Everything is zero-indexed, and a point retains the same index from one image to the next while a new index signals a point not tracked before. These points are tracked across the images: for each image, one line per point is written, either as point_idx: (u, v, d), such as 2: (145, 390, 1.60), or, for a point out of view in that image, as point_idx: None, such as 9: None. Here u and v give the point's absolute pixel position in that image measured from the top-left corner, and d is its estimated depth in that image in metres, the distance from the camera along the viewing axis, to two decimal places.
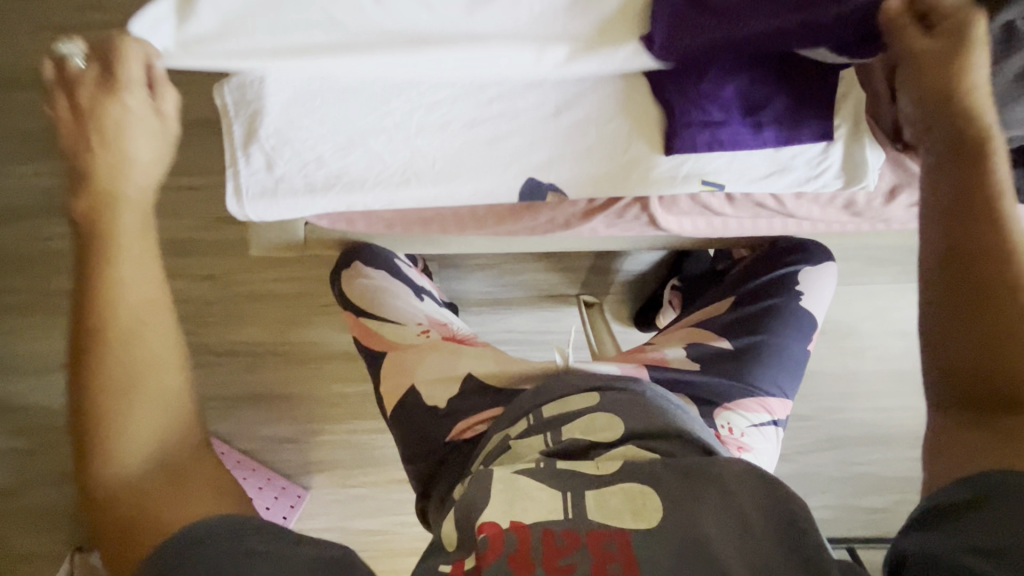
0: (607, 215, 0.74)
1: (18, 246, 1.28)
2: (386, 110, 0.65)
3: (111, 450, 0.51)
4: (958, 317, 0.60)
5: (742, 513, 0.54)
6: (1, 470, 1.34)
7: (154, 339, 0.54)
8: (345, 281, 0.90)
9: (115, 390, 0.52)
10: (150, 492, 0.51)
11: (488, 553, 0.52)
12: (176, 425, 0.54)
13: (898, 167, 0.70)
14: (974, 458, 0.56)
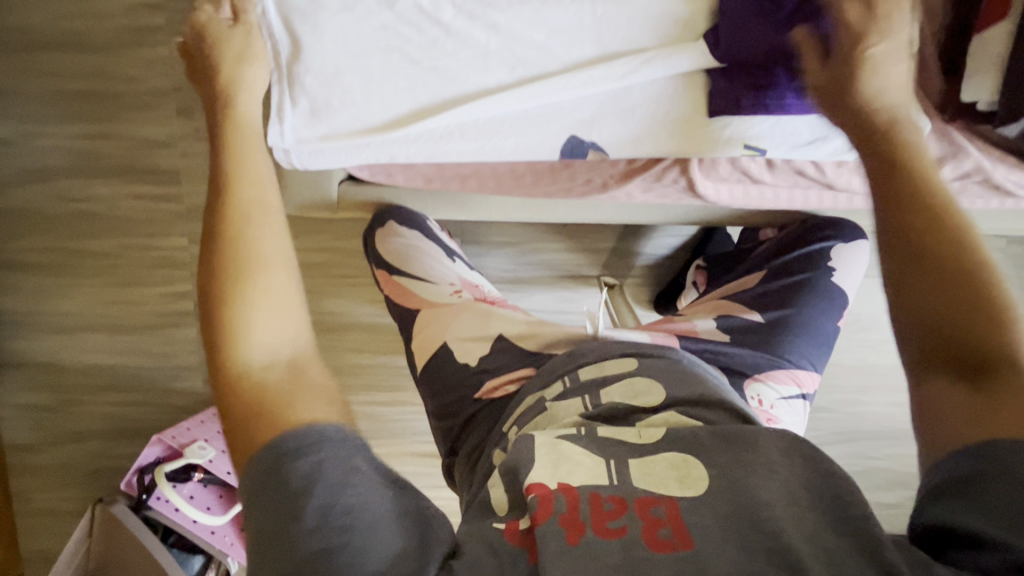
0: (645, 178, 0.74)
1: (35, 204, 1.26)
2: (433, 65, 0.67)
3: (241, 346, 0.50)
4: (923, 290, 0.53)
5: (789, 483, 0.53)
6: (23, 426, 1.36)
7: (269, 224, 0.54)
8: (378, 240, 0.91)
9: (236, 279, 0.51)
10: (270, 380, 0.50)
11: (538, 513, 0.52)
12: (292, 317, 0.53)
13: (944, 138, 0.69)
14: (963, 426, 0.48)
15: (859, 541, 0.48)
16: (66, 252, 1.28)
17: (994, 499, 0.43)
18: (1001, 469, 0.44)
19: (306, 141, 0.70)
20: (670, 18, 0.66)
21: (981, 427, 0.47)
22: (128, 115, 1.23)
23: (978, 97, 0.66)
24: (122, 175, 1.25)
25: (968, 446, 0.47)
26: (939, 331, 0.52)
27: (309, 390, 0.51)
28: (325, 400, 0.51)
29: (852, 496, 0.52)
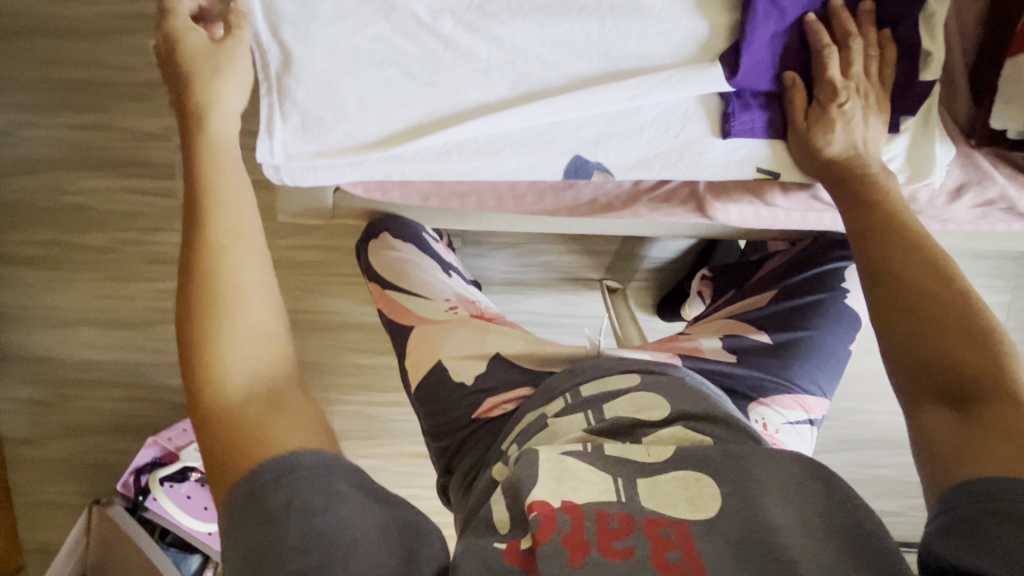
0: (651, 200, 0.73)
1: (25, 198, 1.23)
2: (432, 80, 0.63)
3: (209, 371, 0.49)
4: (916, 323, 0.54)
5: (803, 509, 0.50)
6: (20, 420, 1.35)
7: (247, 257, 0.53)
8: (372, 252, 0.89)
9: (203, 302, 0.50)
10: (242, 407, 0.48)
11: (541, 532, 0.49)
12: (264, 348, 0.51)
13: (967, 163, 0.66)
14: (962, 456, 0.47)
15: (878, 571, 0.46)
16: (60, 247, 1.25)
17: (991, 538, 0.41)
18: (1002, 510, 0.42)
19: (298, 155, 0.66)
20: (686, 35, 0.62)
21: (974, 457, 0.46)
22: (120, 106, 1.19)
23: (1006, 126, 0.61)
24: (115, 168, 1.22)
25: (963, 480, 0.46)
26: (925, 367, 0.53)
27: (285, 414, 0.50)
28: (301, 425, 0.50)
29: (871, 526, 0.49)
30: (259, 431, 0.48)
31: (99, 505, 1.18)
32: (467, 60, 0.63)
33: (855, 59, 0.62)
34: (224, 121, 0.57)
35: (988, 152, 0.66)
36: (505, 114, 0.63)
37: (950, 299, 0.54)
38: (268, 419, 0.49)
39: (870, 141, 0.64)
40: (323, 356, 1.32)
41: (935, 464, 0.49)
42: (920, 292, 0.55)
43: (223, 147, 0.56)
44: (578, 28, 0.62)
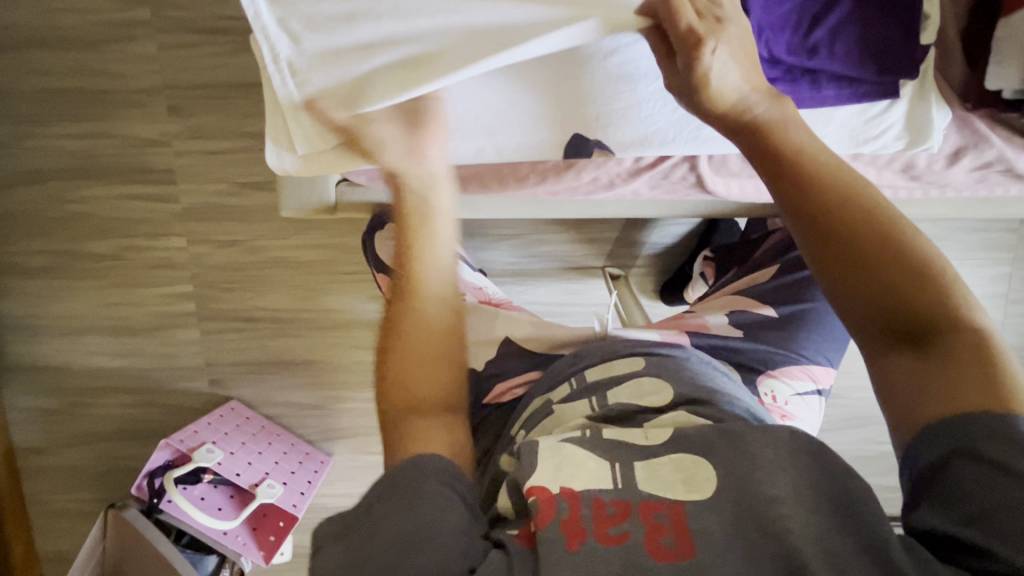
0: (652, 175, 0.74)
1: (29, 208, 1.24)
2: None
3: (405, 388, 0.55)
4: (842, 265, 0.49)
5: (799, 481, 0.50)
6: (31, 430, 1.36)
7: (444, 296, 0.59)
8: (378, 243, 0.90)
9: (413, 332, 0.57)
10: (418, 420, 0.53)
11: (540, 517, 0.48)
12: (439, 369, 0.56)
13: (964, 126, 0.66)
14: (925, 393, 0.45)
15: (863, 539, 0.46)
16: (63, 256, 1.26)
17: (960, 490, 0.43)
18: (963, 451, 0.42)
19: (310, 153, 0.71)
20: None
21: (939, 395, 0.45)
22: (119, 114, 1.20)
23: (1004, 86, 0.61)
24: (116, 175, 1.23)
25: (925, 425, 0.45)
26: (872, 311, 0.48)
27: (439, 433, 0.54)
28: (446, 445, 0.53)
29: (860, 494, 0.48)
30: (419, 436, 0.53)
31: (114, 510, 1.19)
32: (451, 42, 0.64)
33: (684, 10, 0.55)
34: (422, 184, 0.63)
35: (983, 115, 0.65)
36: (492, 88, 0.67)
37: (881, 232, 0.49)
38: (436, 431, 0.53)
39: (716, 77, 0.55)
40: (331, 354, 1.33)
41: (897, 402, 0.47)
42: (854, 246, 0.49)
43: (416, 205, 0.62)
44: None
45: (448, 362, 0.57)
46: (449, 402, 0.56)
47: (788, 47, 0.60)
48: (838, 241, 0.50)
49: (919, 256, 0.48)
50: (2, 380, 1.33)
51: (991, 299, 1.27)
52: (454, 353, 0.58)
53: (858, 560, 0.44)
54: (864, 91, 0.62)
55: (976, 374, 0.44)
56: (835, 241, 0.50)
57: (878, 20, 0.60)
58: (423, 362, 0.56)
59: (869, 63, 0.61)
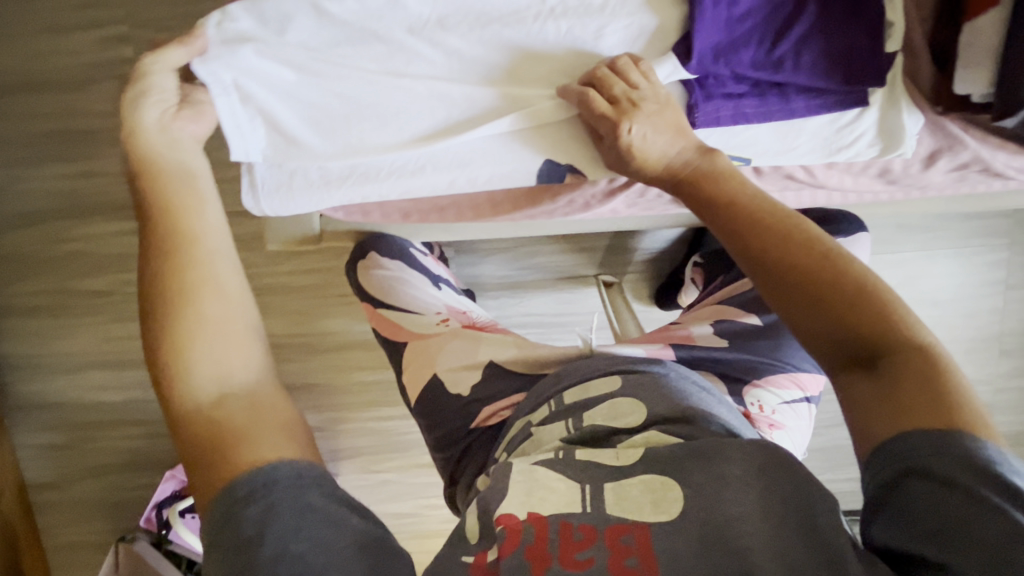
0: (628, 194, 0.74)
1: (27, 249, 1.26)
2: (379, 98, 0.65)
3: (189, 385, 0.46)
4: (790, 303, 0.53)
5: (762, 496, 0.50)
6: (40, 466, 1.38)
7: (214, 253, 0.50)
8: (361, 273, 0.90)
9: (180, 298, 0.47)
10: (227, 412, 0.46)
11: (505, 545, 0.50)
12: (231, 345, 0.48)
13: (937, 131, 0.65)
14: (878, 414, 0.48)
15: (822, 555, 0.46)
16: (62, 295, 1.28)
17: (918, 507, 0.43)
18: (918, 470, 0.44)
19: (288, 207, 0.73)
20: (634, 32, 0.63)
21: (889, 415, 0.47)
22: (107, 152, 1.21)
23: (971, 90, 0.61)
24: (108, 212, 1.24)
25: (881, 442, 0.47)
26: (824, 342, 0.52)
27: (259, 419, 0.47)
28: (278, 428, 0.47)
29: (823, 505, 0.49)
30: (240, 429, 0.46)
31: (125, 543, 1.22)
32: (411, 74, 0.64)
33: (598, 100, 0.61)
34: (166, 136, 0.54)
35: (956, 118, 0.65)
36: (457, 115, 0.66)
37: (820, 265, 0.53)
38: (248, 420, 0.46)
39: (642, 150, 0.62)
40: (329, 377, 1.33)
41: (856, 424, 0.50)
42: (805, 283, 0.53)
43: (163, 161, 0.52)
44: (520, 27, 0.62)
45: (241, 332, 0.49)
46: (259, 372, 0.49)
47: (752, 64, 0.61)
48: (788, 279, 0.54)
49: (869, 287, 0.51)
50: (9, 419, 1.35)
51: (988, 285, 1.26)
52: (250, 315, 0.50)
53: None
54: (834, 100, 0.62)
55: (924, 393, 0.46)
56: (779, 282, 0.54)
57: (840, 29, 0.60)
58: (197, 349, 0.47)
59: (837, 73, 0.61)
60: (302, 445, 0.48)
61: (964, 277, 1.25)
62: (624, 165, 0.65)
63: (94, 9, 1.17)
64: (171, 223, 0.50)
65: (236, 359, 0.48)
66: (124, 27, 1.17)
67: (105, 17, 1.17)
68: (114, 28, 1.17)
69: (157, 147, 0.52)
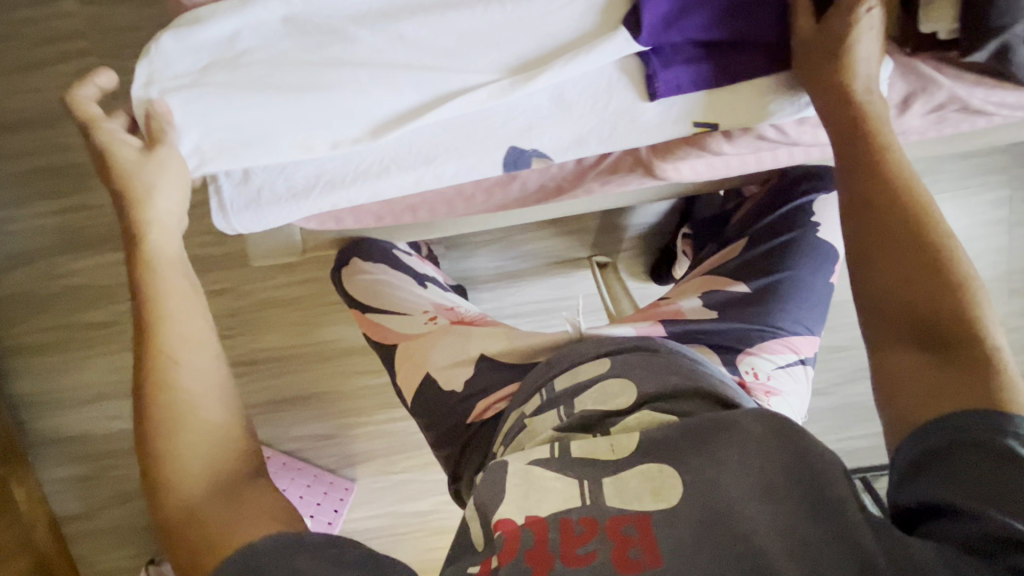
0: (599, 174, 0.73)
1: (28, 289, 1.28)
2: (340, 94, 0.63)
3: (172, 483, 0.52)
4: (893, 256, 0.57)
5: (763, 474, 0.50)
6: (68, 498, 1.41)
7: (198, 356, 0.57)
8: (346, 280, 0.90)
9: (171, 400, 0.54)
10: (207, 510, 0.51)
11: (505, 552, 0.50)
12: (217, 442, 0.54)
13: (909, 73, 0.63)
14: (931, 395, 0.51)
15: (833, 527, 0.47)
16: (67, 330, 1.30)
17: (966, 470, 0.46)
18: (966, 441, 0.47)
19: (257, 226, 0.74)
20: (584, 5, 0.61)
21: (947, 390, 0.51)
22: (93, 184, 1.22)
23: (937, 28, 0.58)
24: (101, 244, 1.25)
25: (934, 419, 0.50)
26: (898, 316, 0.56)
27: (241, 510, 0.51)
28: (258, 515, 0.51)
29: (828, 480, 0.49)
30: (218, 525, 0.50)
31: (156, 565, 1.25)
32: (370, 67, 0.63)
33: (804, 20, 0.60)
34: (167, 250, 0.62)
35: (925, 57, 0.63)
36: (419, 107, 0.65)
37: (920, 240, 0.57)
38: (224, 516, 0.50)
39: (860, 43, 0.59)
40: (336, 384, 1.34)
41: (897, 401, 0.54)
42: (906, 256, 0.57)
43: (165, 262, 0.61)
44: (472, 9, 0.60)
45: (226, 431, 0.55)
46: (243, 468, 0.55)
47: (709, 25, 0.59)
48: (894, 242, 0.57)
49: (962, 286, 0.55)
50: (32, 456, 1.38)
51: (991, 225, 1.23)
52: (236, 417, 0.57)
53: (832, 552, 0.45)
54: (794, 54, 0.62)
55: (975, 379, 0.50)
56: (887, 233, 0.58)
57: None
58: (182, 451, 0.53)
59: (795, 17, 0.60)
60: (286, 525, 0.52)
61: (964, 219, 1.22)
62: (815, 63, 0.60)
63: (60, 43, 1.17)
64: (166, 334, 0.57)
65: (223, 456, 0.54)
66: (92, 57, 1.17)
67: (72, 49, 1.17)
68: (86, 60, 1.17)
69: (163, 249, 0.61)
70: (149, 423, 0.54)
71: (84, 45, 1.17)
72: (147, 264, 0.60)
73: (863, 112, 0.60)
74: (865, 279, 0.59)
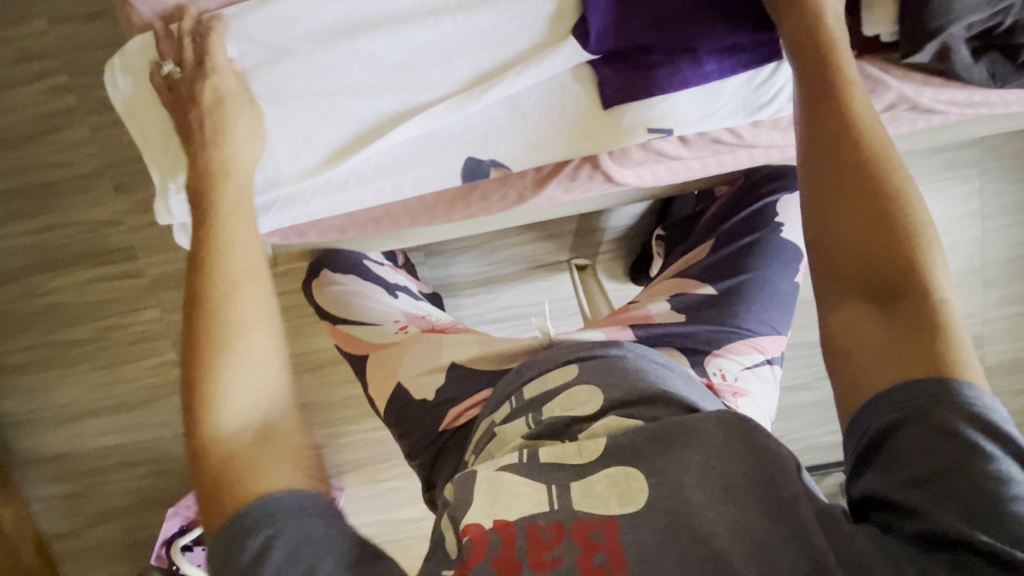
0: (561, 181, 0.72)
1: (8, 309, 1.27)
2: (303, 102, 0.65)
3: (214, 410, 0.50)
4: (848, 201, 0.52)
5: (722, 476, 0.51)
6: (55, 516, 1.40)
7: (260, 291, 0.56)
8: (317, 291, 0.91)
9: (224, 326, 0.53)
10: (247, 448, 0.50)
11: (471, 558, 0.51)
12: (268, 375, 0.53)
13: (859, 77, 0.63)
14: (885, 358, 0.49)
15: (788, 527, 0.47)
16: (48, 348, 1.30)
17: (904, 457, 0.45)
18: (915, 417, 0.45)
19: None
20: (534, 14, 0.61)
21: (900, 355, 0.48)
22: (68, 202, 1.22)
23: (879, 31, 0.60)
24: (79, 261, 1.25)
25: (882, 391, 0.48)
26: (851, 272, 0.52)
27: (276, 454, 0.51)
28: (289, 463, 0.51)
29: (784, 481, 0.50)
30: (249, 466, 0.49)
31: None
32: (327, 84, 0.64)
33: None
34: (236, 181, 0.61)
35: (872, 59, 0.64)
36: (377, 120, 0.66)
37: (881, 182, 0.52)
38: (258, 458, 0.50)
39: None
40: (321, 394, 1.34)
41: (850, 360, 0.51)
42: (862, 205, 0.52)
43: (238, 195, 0.61)
44: (424, 23, 0.61)
45: (275, 368, 0.54)
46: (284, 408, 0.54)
47: (655, 33, 0.60)
48: (854, 184, 0.52)
49: (917, 235, 0.51)
50: (17, 475, 1.38)
51: (963, 218, 1.24)
52: (282, 355, 0.55)
53: (784, 548, 0.46)
54: (747, 58, 0.62)
55: (926, 341, 0.47)
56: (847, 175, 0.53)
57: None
58: (226, 380, 0.51)
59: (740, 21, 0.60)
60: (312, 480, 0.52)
61: (936, 213, 1.24)
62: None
63: (30, 62, 1.17)
64: (226, 261, 0.56)
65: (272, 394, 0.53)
66: (64, 75, 1.17)
67: (42, 67, 1.17)
68: (57, 78, 1.17)
69: (229, 180, 0.61)
70: (196, 349, 0.53)
71: (55, 64, 1.17)
72: (217, 200, 0.59)
73: (832, 44, 0.55)
74: (819, 230, 0.54)
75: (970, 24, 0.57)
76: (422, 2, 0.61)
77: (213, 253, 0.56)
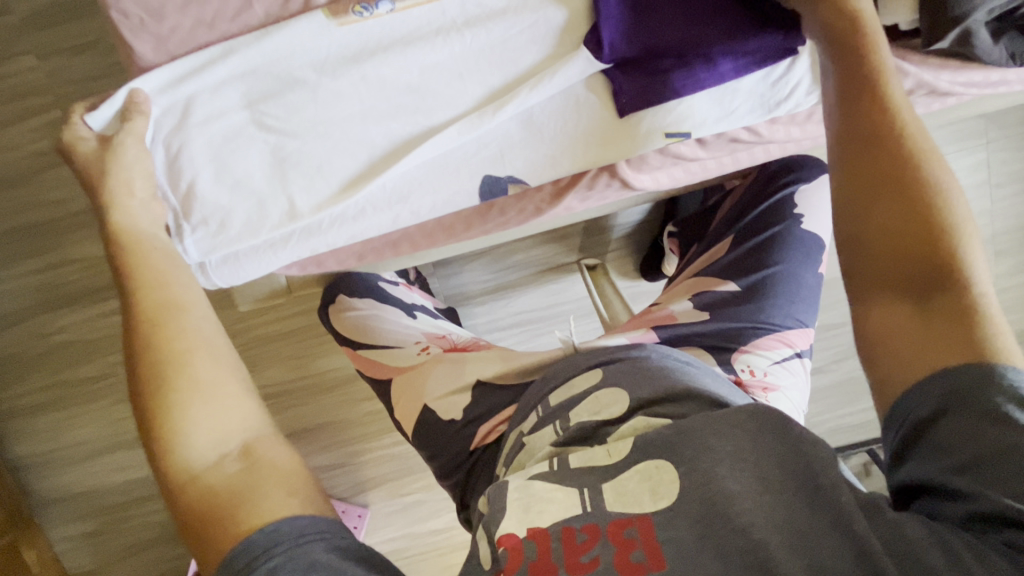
0: (578, 191, 0.72)
1: (18, 351, 1.26)
2: (321, 128, 0.64)
3: (173, 453, 0.49)
4: (873, 196, 0.53)
5: (761, 467, 0.50)
6: (81, 555, 1.40)
7: (193, 319, 0.55)
8: (334, 317, 0.90)
9: (164, 360, 0.52)
10: (218, 484, 0.48)
11: (508, 568, 0.50)
12: (226, 405, 0.52)
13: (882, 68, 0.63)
14: (921, 352, 0.49)
15: (831, 514, 0.46)
16: (61, 388, 1.28)
17: (949, 442, 0.45)
18: (957, 402, 0.45)
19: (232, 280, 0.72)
20: (545, 28, 0.62)
21: (940, 350, 0.48)
22: (72, 239, 1.21)
23: (897, 19, 0.61)
24: (87, 299, 1.23)
25: (923, 380, 0.48)
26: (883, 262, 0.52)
27: (264, 476, 0.49)
28: (280, 483, 0.50)
29: (821, 464, 0.49)
30: (238, 494, 0.48)
31: None
32: (343, 109, 0.64)
33: None
34: (139, 217, 0.60)
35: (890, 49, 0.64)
36: (394, 142, 0.65)
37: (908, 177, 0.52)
38: (239, 488, 0.48)
39: None
40: (339, 413, 1.33)
41: (889, 356, 0.51)
42: (889, 197, 0.52)
43: (138, 238, 0.59)
44: (436, 44, 0.62)
45: (234, 394, 0.53)
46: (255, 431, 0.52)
47: (664, 38, 0.61)
48: (887, 178, 0.53)
49: (949, 233, 0.51)
50: (39, 517, 1.36)
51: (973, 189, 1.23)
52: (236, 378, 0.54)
53: (831, 538, 0.45)
54: (760, 56, 0.62)
55: (960, 331, 0.48)
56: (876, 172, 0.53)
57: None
58: (178, 417, 0.50)
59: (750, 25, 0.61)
60: (308, 498, 0.51)
61: None
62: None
63: (22, 100, 1.15)
64: (142, 302, 0.55)
65: (229, 422, 0.51)
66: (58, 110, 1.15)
67: (36, 104, 1.15)
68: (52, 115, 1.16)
69: (133, 227, 0.59)
70: (140, 394, 0.51)
71: (47, 100, 1.15)
72: (118, 244, 0.58)
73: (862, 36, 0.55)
74: (858, 216, 0.54)
75: (992, 9, 0.57)
76: (430, 22, 0.62)
77: (133, 292, 0.55)
